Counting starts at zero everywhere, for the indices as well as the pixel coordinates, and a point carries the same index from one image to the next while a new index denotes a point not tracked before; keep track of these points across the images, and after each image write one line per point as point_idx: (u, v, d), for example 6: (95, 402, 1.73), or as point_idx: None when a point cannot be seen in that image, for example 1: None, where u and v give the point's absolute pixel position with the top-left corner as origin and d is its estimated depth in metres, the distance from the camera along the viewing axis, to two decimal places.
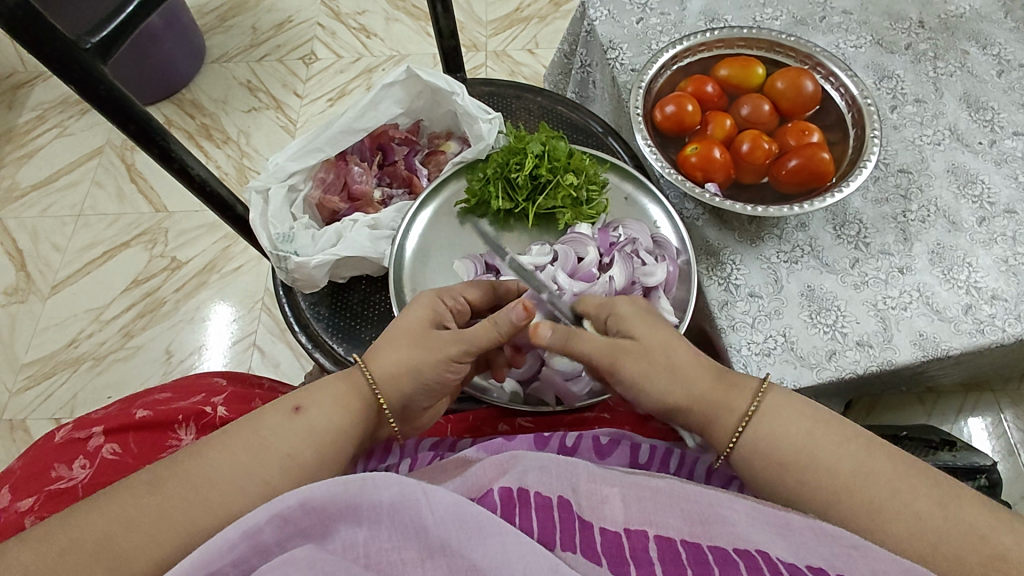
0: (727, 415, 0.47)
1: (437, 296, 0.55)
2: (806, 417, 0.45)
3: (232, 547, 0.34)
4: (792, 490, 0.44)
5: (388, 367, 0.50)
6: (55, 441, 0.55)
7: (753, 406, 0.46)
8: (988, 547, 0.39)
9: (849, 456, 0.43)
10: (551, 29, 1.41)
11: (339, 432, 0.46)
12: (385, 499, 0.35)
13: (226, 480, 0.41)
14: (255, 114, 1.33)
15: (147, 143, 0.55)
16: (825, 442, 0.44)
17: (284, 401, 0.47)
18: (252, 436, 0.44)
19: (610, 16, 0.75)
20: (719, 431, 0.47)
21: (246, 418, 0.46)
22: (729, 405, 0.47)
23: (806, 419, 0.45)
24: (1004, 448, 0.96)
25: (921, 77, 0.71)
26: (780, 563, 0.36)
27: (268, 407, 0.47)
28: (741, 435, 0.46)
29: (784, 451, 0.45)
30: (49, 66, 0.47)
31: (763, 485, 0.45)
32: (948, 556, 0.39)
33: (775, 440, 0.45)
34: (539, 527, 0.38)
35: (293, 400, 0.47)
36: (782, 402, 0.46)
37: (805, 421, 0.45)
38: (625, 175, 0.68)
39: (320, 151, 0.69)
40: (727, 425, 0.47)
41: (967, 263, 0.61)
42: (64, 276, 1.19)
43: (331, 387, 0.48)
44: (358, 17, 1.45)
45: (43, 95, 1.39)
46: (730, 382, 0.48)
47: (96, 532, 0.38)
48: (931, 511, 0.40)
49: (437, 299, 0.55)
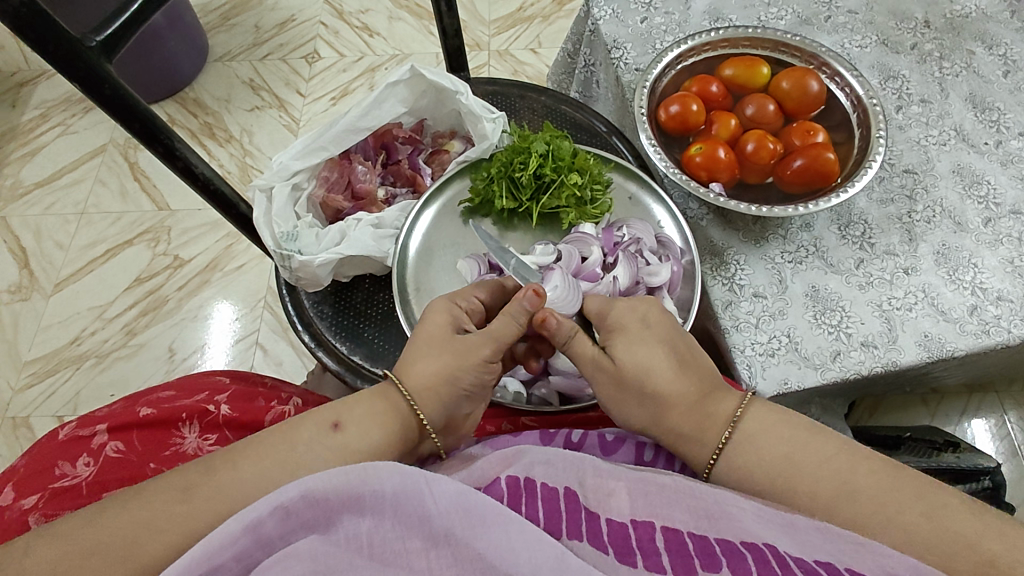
0: (699, 445, 0.47)
1: (450, 302, 0.54)
2: (793, 431, 0.46)
3: (233, 540, 0.34)
4: (795, 490, 0.44)
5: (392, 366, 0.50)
6: (59, 438, 0.55)
7: (732, 423, 0.47)
8: (990, 549, 0.39)
9: (829, 476, 0.43)
10: (554, 29, 1.40)
11: (375, 454, 0.46)
12: (387, 489, 0.35)
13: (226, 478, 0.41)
14: (259, 113, 1.33)
15: (151, 142, 0.55)
16: (805, 463, 0.44)
17: (323, 415, 0.46)
18: (287, 450, 0.44)
19: (615, 16, 0.75)
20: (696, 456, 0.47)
21: (281, 427, 0.45)
22: (702, 434, 0.47)
23: (784, 442, 0.45)
24: (1008, 450, 0.96)
25: (926, 78, 0.71)
26: (789, 558, 0.35)
27: (305, 419, 0.46)
28: (717, 461, 0.47)
29: (785, 451, 0.45)
30: (53, 64, 0.47)
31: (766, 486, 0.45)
32: (949, 557, 0.39)
33: (755, 462, 0.45)
34: (545, 517, 0.38)
35: (331, 415, 0.46)
36: (760, 425, 0.46)
37: (782, 446, 0.45)
38: (629, 174, 0.68)
39: (324, 150, 0.69)
40: (699, 457, 0.47)
41: (973, 264, 0.60)
42: (67, 273, 1.19)
43: (370, 405, 0.47)
44: (361, 16, 1.45)
45: (47, 93, 1.39)
46: (705, 409, 0.48)
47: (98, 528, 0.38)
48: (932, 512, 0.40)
49: (451, 304, 0.54)
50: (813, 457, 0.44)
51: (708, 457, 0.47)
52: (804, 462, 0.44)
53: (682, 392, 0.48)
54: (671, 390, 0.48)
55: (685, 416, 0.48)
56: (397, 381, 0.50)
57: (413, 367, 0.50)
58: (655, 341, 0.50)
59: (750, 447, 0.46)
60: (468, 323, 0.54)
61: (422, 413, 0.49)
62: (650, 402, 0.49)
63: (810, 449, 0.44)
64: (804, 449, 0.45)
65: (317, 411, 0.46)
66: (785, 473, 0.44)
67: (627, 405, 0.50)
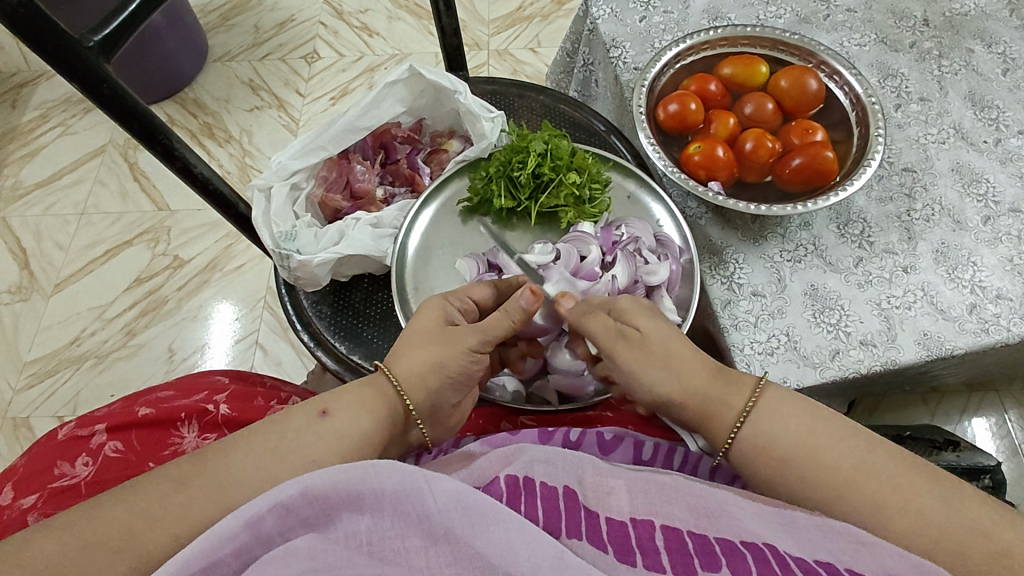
0: (725, 410, 0.47)
1: (445, 299, 0.56)
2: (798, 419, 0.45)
3: (233, 537, 0.34)
4: (820, 463, 0.43)
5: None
6: (58, 438, 0.55)
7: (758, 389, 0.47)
8: (987, 542, 0.39)
9: (848, 452, 0.43)
10: (554, 28, 1.40)
11: (366, 438, 0.46)
12: (386, 487, 0.35)
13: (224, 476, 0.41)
14: (258, 113, 1.33)
15: (150, 142, 0.55)
16: (825, 437, 0.44)
17: (310, 406, 0.47)
18: (279, 438, 0.44)
19: (614, 14, 0.75)
20: (718, 427, 0.47)
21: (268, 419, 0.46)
22: (728, 402, 0.47)
23: (805, 415, 0.45)
24: (1008, 448, 0.96)
25: (925, 76, 0.71)
26: (789, 557, 0.35)
27: (293, 410, 0.46)
28: (740, 430, 0.46)
29: (785, 442, 0.44)
30: (51, 64, 0.47)
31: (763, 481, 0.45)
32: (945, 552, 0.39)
33: (780, 430, 0.45)
34: (544, 515, 0.38)
35: (319, 404, 0.46)
36: (783, 396, 0.46)
37: (804, 417, 0.45)
38: (628, 173, 0.68)
39: (323, 149, 0.69)
40: (722, 427, 0.47)
41: (972, 262, 0.60)
42: (67, 274, 1.19)
43: (358, 394, 0.48)
44: (361, 16, 1.45)
45: (47, 94, 1.39)
46: (729, 375, 0.48)
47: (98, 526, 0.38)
48: (929, 508, 0.40)
49: (446, 302, 0.55)
50: (834, 432, 0.44)
51: (733, 423, 0.46)
52: (825, 435, 0.44)
53: (702, 362, 0.49)
54: (689, 358, 0.49)
55: (712, 382, 0.48)
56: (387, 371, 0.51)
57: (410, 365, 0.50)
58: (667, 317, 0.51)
59: (775, 418, 0.45)
60: (461, 318, 0.55)
61: (409, 399, 0.50)
62: (674, 369, 0.49)
63: (829, 425, 0.44)
64: (825, 421, 0.44)
65: (304, 402, 0.47)
66: (783, 469, 0.44)
67: (652, 373, 0.49)
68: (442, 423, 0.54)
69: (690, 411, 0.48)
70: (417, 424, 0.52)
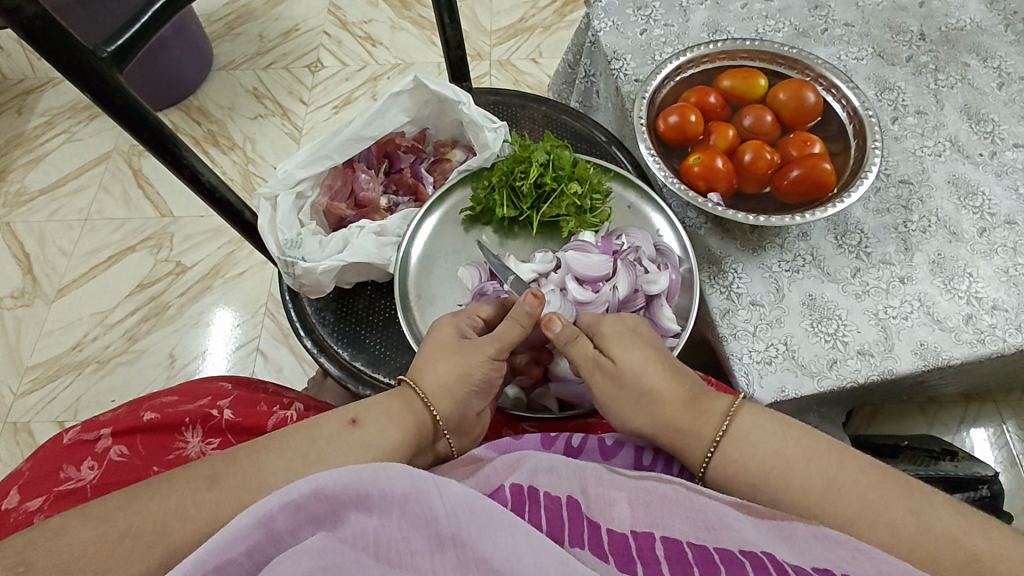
0: (697, 439, 0.48)
1: (454, 317, 0.58)
2: (778, 434, 0.46)
3: (246, 534, 0.35)
4: (791, 483, 0.44)
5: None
6: (63, 442, 0.56)
7: (727, 418, 0.48)
8: (983, 543, 0.39)
9: (819, 471, 0.44)
10: (555, 39, 1.42)
11: (369, 443, 0.47)
12: (396, 490, 0.36)
13: (228, 477, 0.42)
14: (262, 121, 1.34)
15: (159, 150, 0.56)
16: (795, 459, 0.45)
17: (341, 413, 0.48)
18: (309, 444, 0.45)
19: (615, 27, 0.76)
20: (691, 455, 0.49)
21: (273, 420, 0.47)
22: (697, 429, 0.48)
23: (775, 438, 0.46)
24: (1006, 458, 0.96)
25: (922, 89, 0.72)
26: (788, 564, 0.36)
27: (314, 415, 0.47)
28: (711, 458, 0.47)
29: (774, 451, 0.46)
30: (65, 74, 0.48)
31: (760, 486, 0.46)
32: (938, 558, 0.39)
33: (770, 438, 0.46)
34: (548, 522, 0.39)
35: (350, 413, 0.48)
36: (753, 421, 0.47)
37: (773, 441, 0.46)
38: (628, 184, 0.69)
39: (328, 158, 0.70)
40: (695, 456, 0.48)
41: (968, 273, 0.61)
42: (70, 280, 1.19)
43: (386, 406, 0.49)
44: (364, 26, 1.46)
45: (53, 100, 1.41)
46: (699, 407, 0.49)
47: (115, 523, 0.39)
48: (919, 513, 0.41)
49: (457, 318, 0.57)
50: (803, 453, 0.45)
51: (705, 453, 0.48)
52: (794, 459, 0.45)
53: (676, 392, 0.50)
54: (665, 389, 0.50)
55: (684, 411, 0.49)
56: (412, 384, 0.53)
57: None
58: (646, 347, 0.53)
59: (744, 442, 0.47)
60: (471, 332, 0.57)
61: (437, 412, 0.52)
62: (646, 403, 0.51)
63: (800, 444, 0.45)
64: (796, 443, 0.45)
65: (335, 411, 0.48)
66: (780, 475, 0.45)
67: (626, 404, 0.52)
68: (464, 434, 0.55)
69: (663, 438, 0.50)
70: (445, 435, 0.53)
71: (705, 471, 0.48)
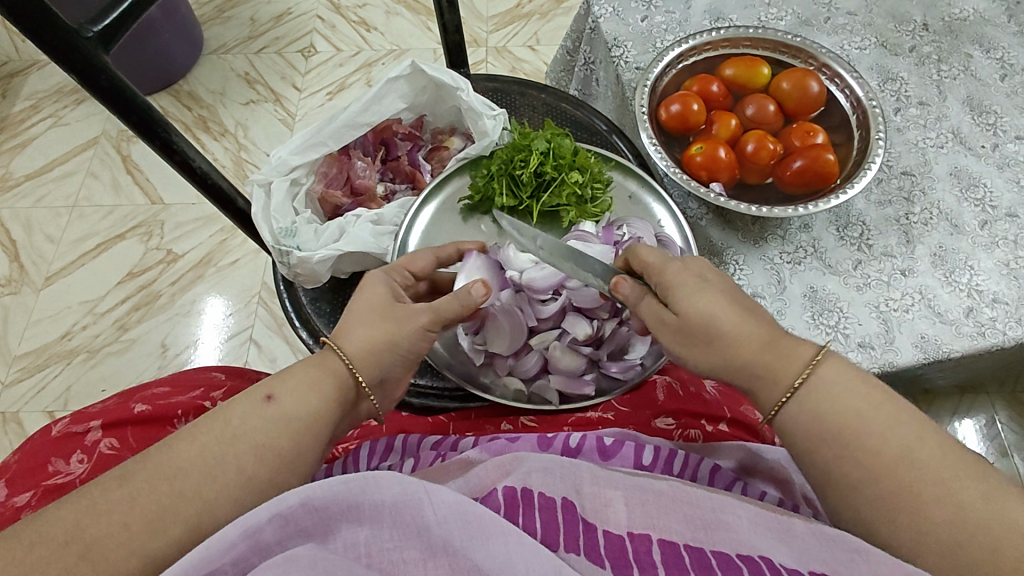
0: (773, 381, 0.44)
1: (384, 275, 0.55)
2: (863, 394, 0.41)
3: (230, 547, 0.34)
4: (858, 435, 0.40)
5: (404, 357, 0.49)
6: (52, 435, 0.55)
7: (811, 367, 0.42)
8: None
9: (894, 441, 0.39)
10: (552, 26, 1.40)
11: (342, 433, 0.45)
12: (387, 499, 0.36)
13: None
14: (254, 107, 1.32)
15: (148, 133, 0.54)
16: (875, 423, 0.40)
17: (254, 390, 0.44)
18: (223, 426, 0.41)
19: (615, 13, 0.74)
20: (764, 397, 0.44)
21: None
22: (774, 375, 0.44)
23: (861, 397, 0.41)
24: (998, 450, 0.97)
25: (925, 80, 0.71)
26: (782, 568, 0.36)
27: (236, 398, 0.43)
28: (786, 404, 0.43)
29: (856, 409, 0.41)
30: (50, 54, 0.46)
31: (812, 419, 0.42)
32: None
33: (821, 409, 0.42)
34: (542, 528, 0.38)
35: (263, 388, 0.44)
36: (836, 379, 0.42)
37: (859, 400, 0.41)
38: (629, 173, 0.68)
39: (324, 145, 0.69)
40: (767, 399, 0.44)
41: (969, 266, 0.61)
42: (58, 267, 1.17)
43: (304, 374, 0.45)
44: (358, 10, 1.44)
45: (39, 84, 1.37)
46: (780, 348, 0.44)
47: None
48: None
49: (386, 277, 0.54)
50: (882, 418, 0.40)
51: (779, 399, 0.43)
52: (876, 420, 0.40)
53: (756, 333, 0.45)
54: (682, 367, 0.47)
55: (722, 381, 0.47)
56: (336, 347, 0.48)
57: None
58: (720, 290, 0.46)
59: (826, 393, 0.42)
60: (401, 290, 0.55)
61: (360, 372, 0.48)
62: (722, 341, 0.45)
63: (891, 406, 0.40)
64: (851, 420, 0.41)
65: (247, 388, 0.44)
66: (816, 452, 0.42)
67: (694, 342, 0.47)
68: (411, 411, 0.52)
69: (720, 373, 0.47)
70: (369, 395, 0.50)
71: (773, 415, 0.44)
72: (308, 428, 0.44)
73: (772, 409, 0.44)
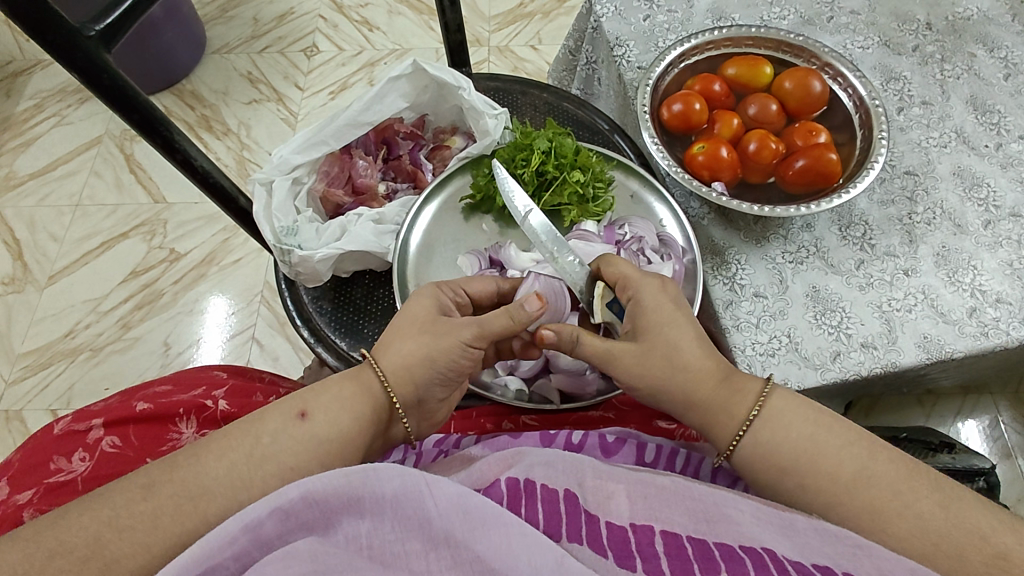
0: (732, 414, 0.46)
1: (437, 288, 0.54)
2: (812, 419, 0.45)
3: (233, 541, 0.34)
4: (823, 451, 0.43)
5: (406, 356, 0.49)
6: (54, 433, 0.55)
7: (761, 400, 0.46)
8: (1004, 544, 0.39)
9: (849, 460, 0.43)
10: (555, 25, 1.40)
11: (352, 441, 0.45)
12: (387, 491, 0.35)
13: (210, 480, 0.40)
14: (256, 106, 1.32)
15: (150, 133, 0.54)
16: (827, 446, 0.43)
17: (289, 406, 0.45)
18: (253, 442, 0.43)
19: (617, 13, 0.74)
20: (720, 432, 0.47)
21: (249, 418, 0.44)
22: (728, 411, 0.46)
23: (808, 423, 0.45)
24: (1001, 451, 0.96)
25: (928, 80, 0.71)
26: (788, 561, 0.35)
27: (271, 410, 0.45)
28: (742, 438, 0.46)
29: (806, 436, 0.44)
30: (52, 53, 0.46)
31: (796, 434, 0.44)
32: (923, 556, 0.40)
33: (790, 430, 0.45)
34: (545, 519, 0.38)
35: (298, 405, 0.45)
36: (785, 405, 0.46)
37: (806, 427, 0.44)
38: (631, 173, 0.68)
39: (325, 144, 0.69)
40: (725, 434, 0.47)
41: (972, 266, 0.61)
42: (62, 266, 1.18)
43: (340, 392, 0.47)
44: (360, 10, 1.44)
45: (42, 84, 1.38)
46: (740, 381, 0.47)
47: (89, 531, 0.37)
48: (910, 512, 0.40)
49: (439, 290, 0.54)
50: (836, 440, 0.44)
51: (735, 433, 0.46)
52: (829, 442, 0.44)
53: (710, 368, 0.47)
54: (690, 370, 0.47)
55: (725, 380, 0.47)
56: (373, 361, 0.50)
57: (410, 354, 0.49)
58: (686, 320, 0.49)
59: (779, 425, 0.45)
60: (452, 308, 0.54)
61: (395, 395, 0.49)
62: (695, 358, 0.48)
63: (839, 428, 0.44)
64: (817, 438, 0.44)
65: (283, 403, 0.46)
66: (797, 467, 0.44)
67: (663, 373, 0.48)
68: (429, 419, 0.52)
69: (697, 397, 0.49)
70: (403, 419, 0.50)
71: (731, 452, 0.46)
72: (321, 443, 0.44)
73: (727, 448, 0.46)
